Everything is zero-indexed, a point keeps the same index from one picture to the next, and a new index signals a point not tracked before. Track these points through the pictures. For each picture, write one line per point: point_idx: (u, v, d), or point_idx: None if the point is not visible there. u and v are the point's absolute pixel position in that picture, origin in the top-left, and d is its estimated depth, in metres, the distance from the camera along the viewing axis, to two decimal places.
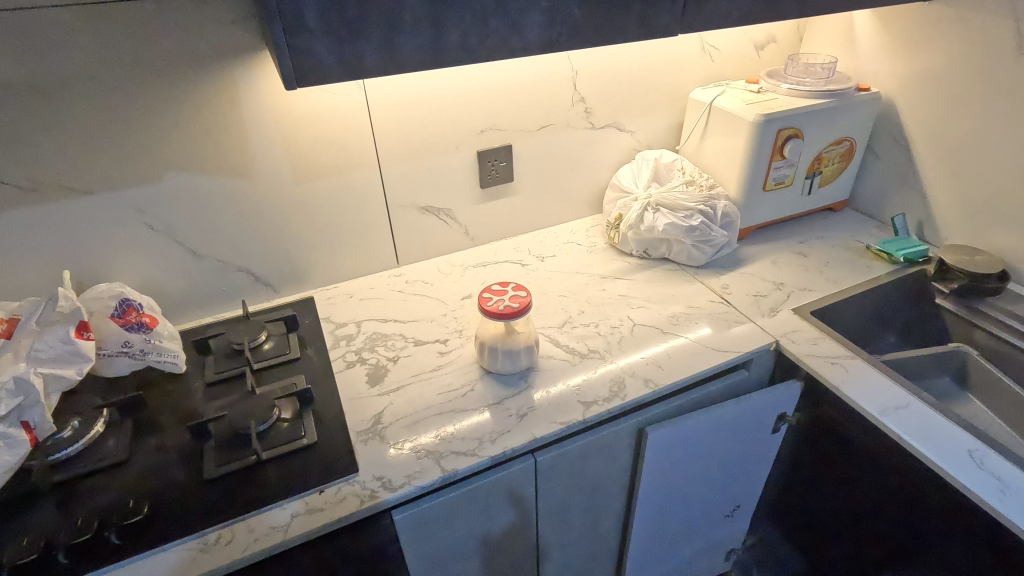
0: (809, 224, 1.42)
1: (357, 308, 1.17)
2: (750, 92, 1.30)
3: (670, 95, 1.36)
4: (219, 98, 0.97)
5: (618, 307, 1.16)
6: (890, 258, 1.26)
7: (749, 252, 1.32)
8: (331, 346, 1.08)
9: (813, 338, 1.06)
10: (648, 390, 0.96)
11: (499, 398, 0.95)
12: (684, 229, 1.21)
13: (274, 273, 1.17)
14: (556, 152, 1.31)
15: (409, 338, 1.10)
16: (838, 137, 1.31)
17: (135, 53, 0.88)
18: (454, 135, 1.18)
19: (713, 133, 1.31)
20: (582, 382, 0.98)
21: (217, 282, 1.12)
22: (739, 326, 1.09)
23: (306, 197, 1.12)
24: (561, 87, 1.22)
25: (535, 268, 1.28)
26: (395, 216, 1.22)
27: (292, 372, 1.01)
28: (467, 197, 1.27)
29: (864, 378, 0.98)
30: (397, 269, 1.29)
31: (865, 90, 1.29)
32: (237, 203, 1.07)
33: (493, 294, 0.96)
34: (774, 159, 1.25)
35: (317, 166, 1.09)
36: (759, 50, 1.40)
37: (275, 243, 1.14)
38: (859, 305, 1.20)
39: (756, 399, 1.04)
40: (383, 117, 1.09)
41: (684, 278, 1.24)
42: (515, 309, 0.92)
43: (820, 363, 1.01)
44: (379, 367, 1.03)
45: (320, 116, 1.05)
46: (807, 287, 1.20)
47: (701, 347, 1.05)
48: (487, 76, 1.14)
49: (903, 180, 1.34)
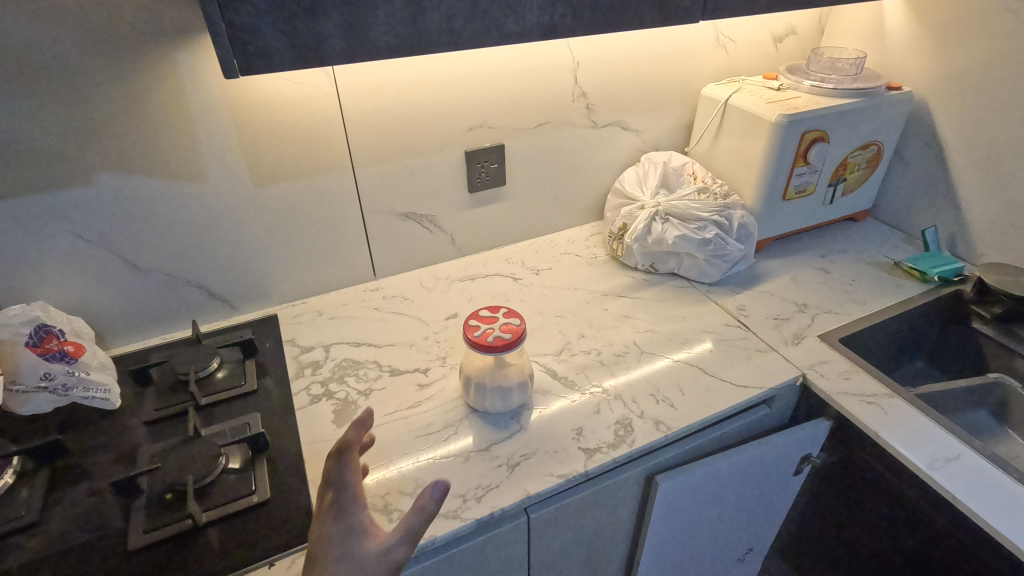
0: (830, 236, 1.29)
1: (326, 329, 1.03)
2: (769, 90, 1.16)
3: (680, 91, 1.23)
4: (157, 86, 0.81)
5: (623, 330, 1.03)
6: (923, 276, 1.14)
7: (766, 267, 1.19)
8: (294, 375, 0.94)
9: (844, 372, 0.93)
10: (659, 434, 0.83)
11: (486, 444, 0.82)
12: (696, 243, 1.08)
13: (232, 288, 1.02)
14: (553, 153, 1.17)
15: (384, 366, 0.96)
16: (865, 141, 1.18)
17: (49, 30, 0.73)
18: (438, 133, 1.03)
19: (728, 134, 1.18)
20: (583, 423, 0.85)
21: (165, 299, 0.98)
22: (760, 356, 0.96)
23: (267, 201, 0.97)
24: (561, 80, 1.08)
25: (528, 283, 1.15)
26: (371, 223, 1.08)
27: (247, 408, 0.87)
28: (454, 203, 1.13)
29: (905, 422, 0.85)
30: (375, 282, 1.15)
31: (897, 89, 1.16)
32: (185, 208, 0.92)
33: (481, 321, 0.82)
34: (796, 165, 1.12)
35: (280, 167, 0.95)
36: (777, 43, 1.27)
37: (232, 254, 0.99)
38: (889, 330, 1.07)
39: (780, 441, 0.91)
40: (355, 112, 0.94)
41: (695, 296, 1.11)
42: (509, 340, 0.79)
43: (854, 403, 0.88)
44: (348, 402, 0.89)
45: (282, 110, 0.90)
46: (833, 309, 1.07)
47: (717, 381, 0.92)
48: (476, 66, 0.99)
49: (934, 190, 1.22)
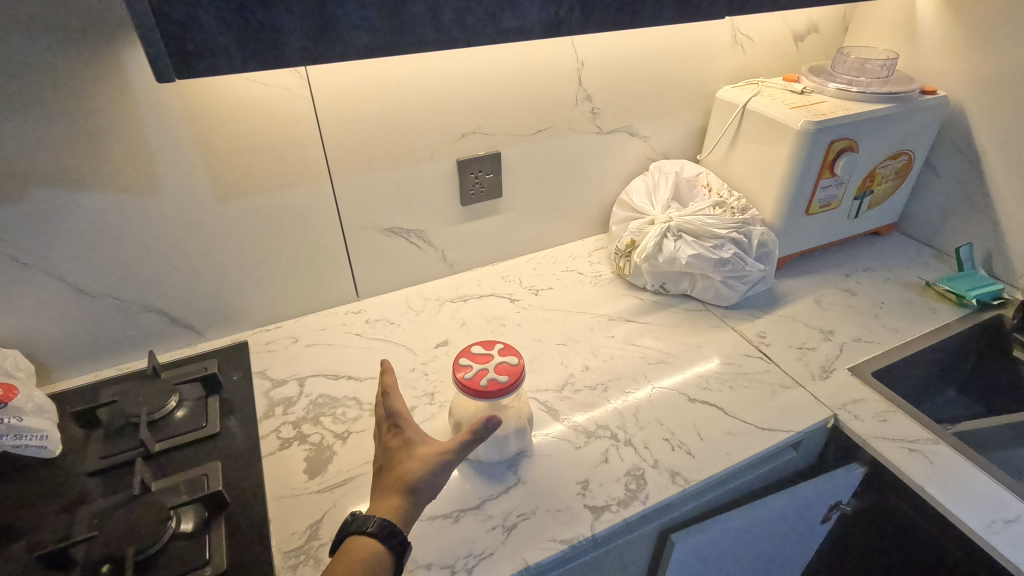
0: (853, 252, 1.19)
1: (302, 359, 0.93)
2: (791, 94, 1.06)
3: (693, 94, 1.12)
4: (97, 88, 0.70)
5: (631, 360, 0.93)
6: (959, 299, 1.04)
7: (787, 288, 1.09)
8: (263, 414, 0.83)
9: (880, 414, 0.83)
10: (675, 489, 0.73)
11: (478, 500, 0.72)
12: (713, 263, 0.98)
13: (196, 313, 0.92)
14: (554, 162, 1.07)
15: (365, 405, 0.85)
16: (896, 150, 1.08)
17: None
18: (427, 140, 0.93)
19: (746, 141, 1.07)
20: (588, 475, 0.74)
21: (119, 327, 0.87)
22: (786, 393, 0.86)
23: (234, 217, 0.86)
24: (563, 81, 0.97)
25: (527, 305, 1.05)
26: (352, 240, 0.97)
27: (206, 455, 0.76)
28: (445, 217, 1.03)
29: (954, 474, 0.75)
30: (358, 303, 1.05)
31: (932, 93, 1.06)
32: (138, 226, 0.81)
33: (473, 360, 0.72)
34: (822, 176, 1.02)
35: (247, 179, 0.84)
36: (798, 42, 1.16)
37: (194, 277, 0.89)
38: (924, 360, 0.97)
39: (809, 490, 0.81)
40: (331, 117, 0.83)
41: (710, 321, 1.01)
42: (505, 383, 0.69)
43: (894, 450, 0.78)
44: (322, 448, 0.79)
45: (247, 115, 0.79)
46: (863, 337, 0.97)
47: (739, 423, 0.82)
48: (469, 66, 0.88)
49: (968, 203, 1.12)
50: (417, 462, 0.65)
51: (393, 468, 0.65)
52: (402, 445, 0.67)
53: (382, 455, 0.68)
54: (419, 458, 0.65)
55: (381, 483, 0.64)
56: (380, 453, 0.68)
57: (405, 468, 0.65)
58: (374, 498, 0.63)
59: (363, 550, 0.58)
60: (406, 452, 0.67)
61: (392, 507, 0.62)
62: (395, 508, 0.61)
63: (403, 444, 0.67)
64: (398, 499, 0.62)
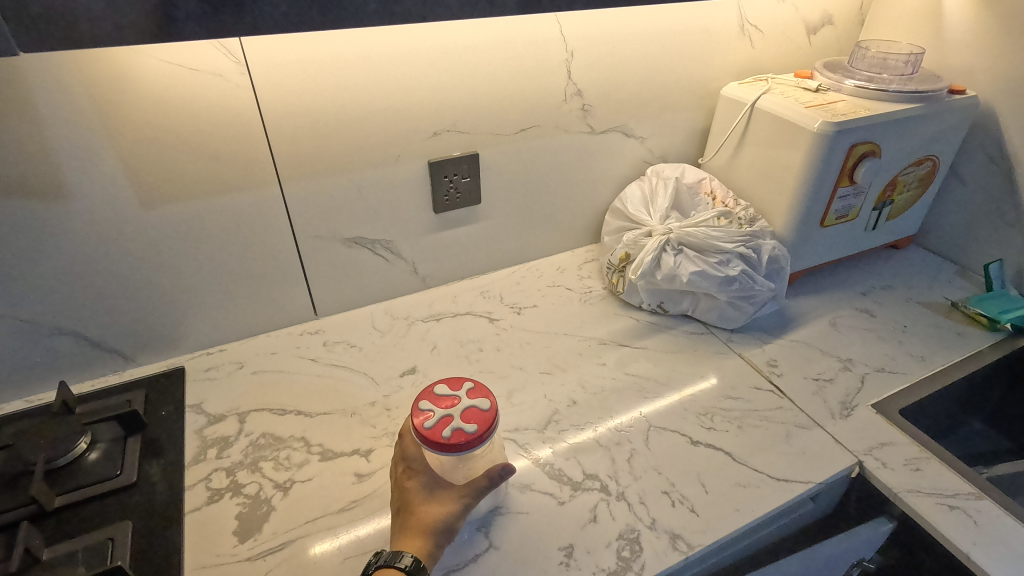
0: (869, 267, 1.08)
1: (246, 390, 0.81)
2: (805, 91, 0.95)
3: (695, 91, 1.01)
4: None
5: (624, 392, 0.81)
6: (991, 323, 0.93)
7: (798, 308, 0.98)
8: (193, 457, 0.71)
9: (911, 461, 0.72)
10: (677, 557, 0.61)
11: (442, 572, 0.60)
12: (718, 281, 0.86)
13: (121, 335, 0.79)
14: (539, 164, 0.95)
15: (313, 447, 0.73)
16: (920, 156, 0.97)
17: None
18: (392, 139, 0.80)
19: (754, 144, 0.96)
20: (574, 539, 0.63)
21: (27, 353, 0.75)
22: (802, 434, 0.75)
23: (162, 226, 0.74)
24: (550, 73, 0.86)
25: (508, 326, 0.93)
26: (307, 252, 0.85)
27: (114, 511, 0.63)
28: (415, 225, 0.91)
29: (1003, 539, 0.64)
30: (316, 322, 0.93)
31: (961, 92, 0.94)
32: (41, 237, 0.68)
33: (435, 404, 0.60)
34: (840, 183, 0.91)
35: (177, 181, 0.71)
36: (810, 35, 1.05)
37: (117, 294, 0.76)
38: (954, 393, 0.86)
39: (832, 550, 0.69)
40: (275, 110, 0.71)
41: (713, 346, 0.89)
42: (477, 431, 0.57)
43: (931, 507, 0.67)
44: (259, 501, 0.67)
45: (170, 105, 0.66)
46: (886, 367, 0.86)
47: (749, 472, 0.70)
48: (440, 53, 0.76)
49: (997, 215, 1.01)
50: (439, 503, 0.59)
51: (414, 510, 0.59)
52: (419, 485, 0.60)
53: (397, 497, 0.61)
54: (441, 499, 0.59)
55: (402, 526, 0.58)
56: (394, 494, 0.61)
57: (426, 510, 0.58)
58: (395, 540, 0.57)
59: None
60: (425, 493, 0.60)
61: (421, 549, 0.56)
62: (422, 551, 0.56)
63: (421, 485, 0.60)
64: (425, 542, 0.56)
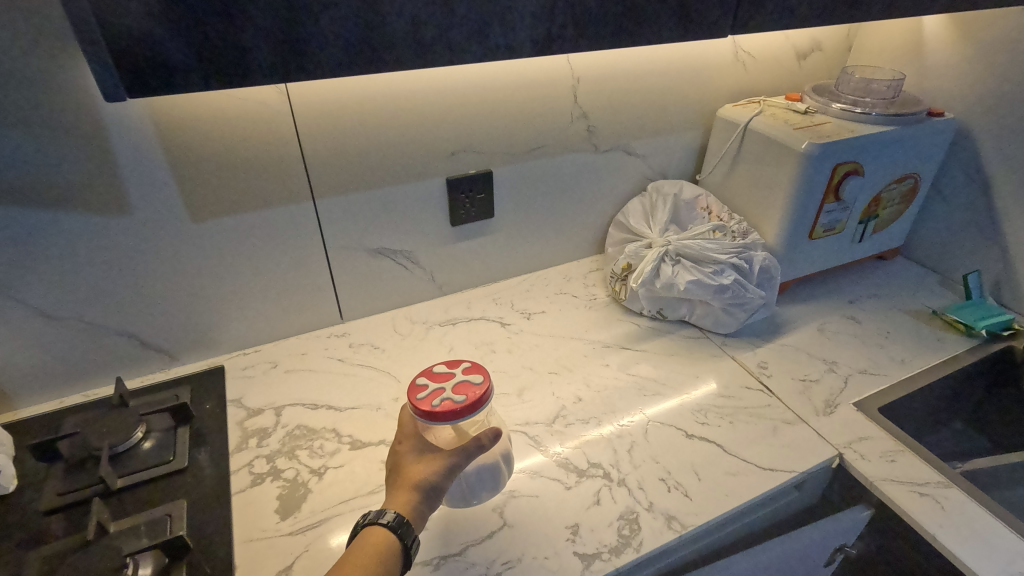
0: (856, 277, 1.15)
1: (279, 387, 0.89)
2: (794, 114, 1.02)
3: (693, 113, 1.09)
4: (59, 100, 0.66)
5: (626, 390, 0.88)
6: (968, 328, 0.99)
7: (788, 314, 1.05)
8: (237, 445, 0.79)
9: (887, 454, 0.79)
10: (672, 535, 0.68)
11: (462, 546, 0.67)
12: (712, 289, 0.93)
13: (169, 336, 0.88)
14: (548, 181, 1.03)
15: (343, 438, 0.81)
16: (902, 174, 1.04)
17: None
18: (415, 159, 0.89)
19: (747, 162, 1.04)
20: (579, 518, 0.70)
21: (86, 351, 0.83)
22: (788, 429, 0.82)
23: (209, 237, 0.82)
24: (557, 99, 0.94)
25: (518, 330, 1.01)
26: (336, 261, 0.93)
27: (169, 492, 0.71)
28: (434, 237, 0.99)
29: (967, 523, 0.70)
30: (342, 326, 1.01)
31: (939, 115, 1.02)
32: (105, 247, 0.77)
33: (432, 379, 0.67)
34: (826, 200, 0.98)
35: (224, 199, 0.80)
36: (800, 61, 1.13)
37: (167, 298, 0.84)
38: (933, 394, 0.93)
39: (815, 533, 0.76)
40: (313, 135, 0.80)
41: (708, 349, 0.97)
42: (474, 394, 0.64)
43: (904, 494, 0.74)
44: (297, 484, 0.74)
45: (221, 131, 0.75)
46: (868, 369, 0.93)
47: (739, 462, 0.77)
48: (459, 84, 0.84)
49: (975, 228, 1.08)
50: (427, 462, 0.64)
51: (404, 469, 0.64)
52: (410, 449, 0.66)
53: (394, 460, 0.67)
54: (429, 459, 0.64)
55: (394, 484, 0.64)
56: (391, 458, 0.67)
57: (414, 469, 0.64)
58: (387, 497, 0.63)
59: (374, 539, 0.57)
60: (416, 454, 0.66)
61: (405, 504, 0.61)
62: (405, 506, 0.61)
63: (413, 448, 0.66)
64: (410, 497, 0.62)
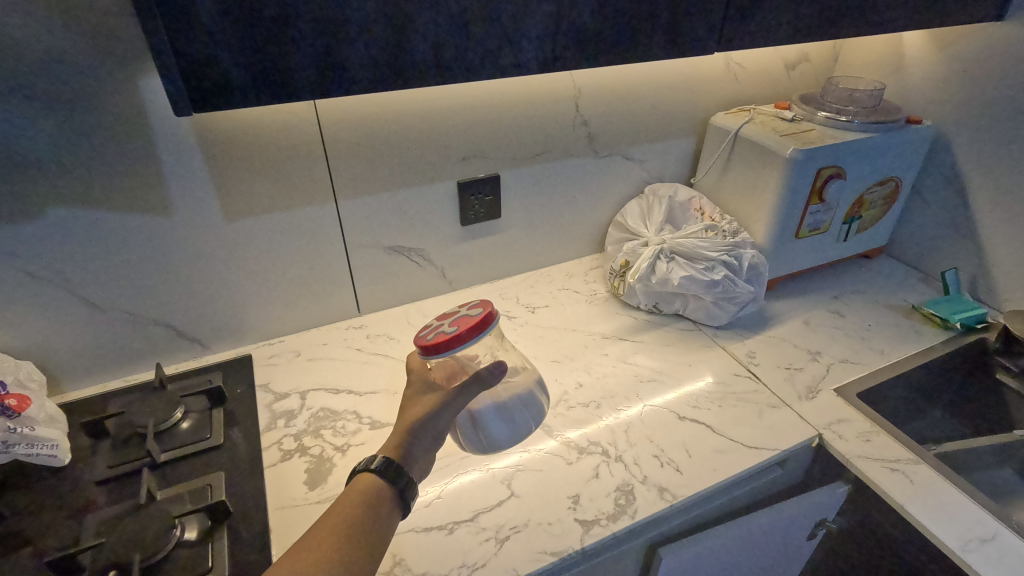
0: (842, 275, 1.22)
1: (303, 373, 0.96)
2: (781, 121, 1.09)
3: (687, 120, 1.16)
4: (114, 110, 0.73)
5: (624, 378, 0.96)
6: (944, 322, 1.06)
7: (776, 309, 1.12)
8: (266, 426, 0.86)
9: (863, 434, 0.86)
10: (664, 504, 0.75)
11: (473, 513, 0.74)
12: (704, 284, 1.00)
13: (201, 327, 0.95)
14: (551, 184, 1.10)
15: (364, 418, 0.88)
16: (883, 177, 1.11)
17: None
18: (429, 164, 0.96)
19: (738, 166, 1.11)
20: (580, 490, 0.77)
21: (128, 339, 0.90)
22: (773, 412, 0.89)
23: (241, 235, 0.89)
24: (560, 109, 1.01)
25: (524, 322, 1.08)
26: (355, 258, 1.00)
27: (208, 466, 0.78)
28: (445, 236, 1.06)
29: (934, 494, 0.77)
30: (359, 319, 1.08)
31: (917, 123, 1.09)
32: (147, 243, 0.84)
33: (441, 319, 0.71)
34: (811, 201, 1.05)
35: (255, 200, 0.87)
36: (789, 71, 1.20)
37: (201, 291, 0.92)
38: (910, 383, 0.99)
39: (797, 507, 0.83)
40: (336, 142, 0.87)
41: (701, 341, 1.04)
42: (479, 318, 0.67)
43: (876, 470, 0.81)
44: (322, 460, 0.81)
45: (254, 138, 0.82)
46: (849, 359, 1.00)
47: (727, 442, 0.84)
48: (468, 95, 0.92)
49: (953, 229, 1.15)
50: (422, 402, 0.70)
51: (404, 411, 0.70)
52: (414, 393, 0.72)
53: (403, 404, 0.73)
54: (423, 401, 0.70)
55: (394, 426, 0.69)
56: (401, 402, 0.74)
57: (411, 410, 0.70)
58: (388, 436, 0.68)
59: (365, 486, 0.61)
60: (416, 397, 0.71)
61: (395, 449, 0.65)
62: (395, 452, 0.64)
63: (417, 392, 0.72)
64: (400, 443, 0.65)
